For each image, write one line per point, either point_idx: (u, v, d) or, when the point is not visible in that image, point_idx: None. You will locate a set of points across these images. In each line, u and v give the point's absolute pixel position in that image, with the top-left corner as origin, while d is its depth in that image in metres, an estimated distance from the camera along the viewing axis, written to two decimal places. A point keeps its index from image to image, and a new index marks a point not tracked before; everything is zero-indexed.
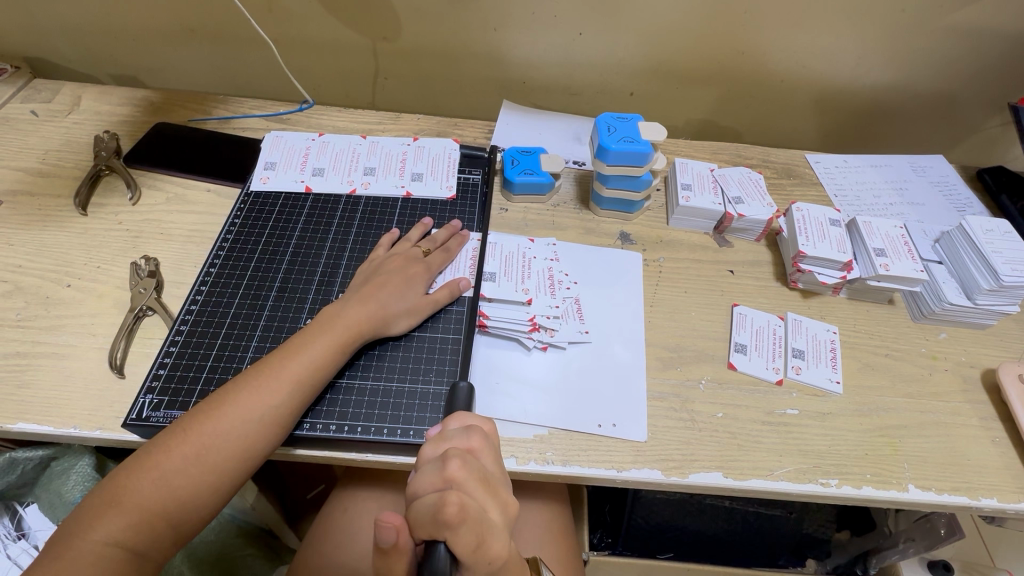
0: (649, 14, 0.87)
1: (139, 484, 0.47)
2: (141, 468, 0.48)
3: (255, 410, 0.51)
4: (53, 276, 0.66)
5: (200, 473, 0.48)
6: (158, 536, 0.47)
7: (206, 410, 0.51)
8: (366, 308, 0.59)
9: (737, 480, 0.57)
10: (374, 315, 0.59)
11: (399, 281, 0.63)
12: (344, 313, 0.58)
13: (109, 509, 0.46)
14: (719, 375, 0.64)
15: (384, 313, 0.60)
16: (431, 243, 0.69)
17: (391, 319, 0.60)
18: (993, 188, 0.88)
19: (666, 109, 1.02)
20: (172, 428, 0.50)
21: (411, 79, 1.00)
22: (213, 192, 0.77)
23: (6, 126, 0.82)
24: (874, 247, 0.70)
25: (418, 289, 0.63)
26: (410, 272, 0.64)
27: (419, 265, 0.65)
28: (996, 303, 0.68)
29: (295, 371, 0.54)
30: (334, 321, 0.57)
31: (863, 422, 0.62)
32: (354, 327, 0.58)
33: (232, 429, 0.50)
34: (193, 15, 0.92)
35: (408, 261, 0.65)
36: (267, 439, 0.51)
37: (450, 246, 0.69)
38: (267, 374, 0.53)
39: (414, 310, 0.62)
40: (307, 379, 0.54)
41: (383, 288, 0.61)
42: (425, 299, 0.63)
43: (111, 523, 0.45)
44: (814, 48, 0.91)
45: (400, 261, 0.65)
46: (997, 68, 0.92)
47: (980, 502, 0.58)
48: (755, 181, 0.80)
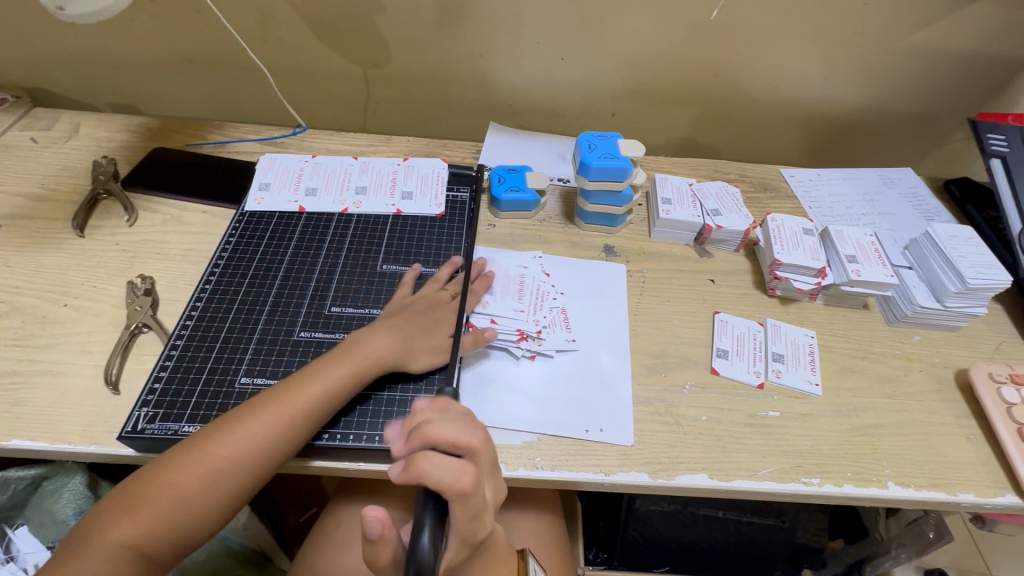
0: (626, 39, 0.92)
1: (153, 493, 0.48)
2: (160, 476, 0.49)
3: (256, 436, 0.51)
4: (50, 296, 0.67)
5: (201, 484, 0.49)
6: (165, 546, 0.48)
7: (228, 423, 0.52)
8: (388, 341, 0.60)
9: (722, 481, 0.58)
10: (394, 348, 0.60)
11: (426, 323, 0.64)
12: (362, 343, 0.59)
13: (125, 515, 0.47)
14: (702, 380, 0.66)
15: (398, 343, 0.61)
16: (436, 282, 0.69)
17: (411, 355, 0.61)
18: (960, 199, 0.92)
19: (647, 129, 1.06)
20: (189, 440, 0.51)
21: (401, 104, 1.03)
22: (208, 213, 0.79)
23: (6, 152, 0.84)
24: (846, 254, 0.73)
25: (444, 330, 0.63)
26: (437, 314, 0.65)
27: (445, 309, 0.66)
28: (964, 305, 0.71)
29: (298, 404, 0.54)
30: (354, 351, 0.59)
31: (842, 422, 0.64)
32: (370, 359, 0.58)
33: (217, 463, 0.50)
34: (191, 46, 0.96)
35: (435, 302, 0.66)
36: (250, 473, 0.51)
37: (439, 275, 0.70)
38: (271, 403, 0.53)
39: (438, 347, 0.62)
40: (302, 412, 0.54)
41: (407, 321, 0.63)
42: (450, 341, 0.63)
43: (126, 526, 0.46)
44: (783, 70, 0.96)
45: (428, 300, 0.66)
46: (956, 86, 0.97)
47: (958, 497, 0.59)
48: (732, 195, 0.83)
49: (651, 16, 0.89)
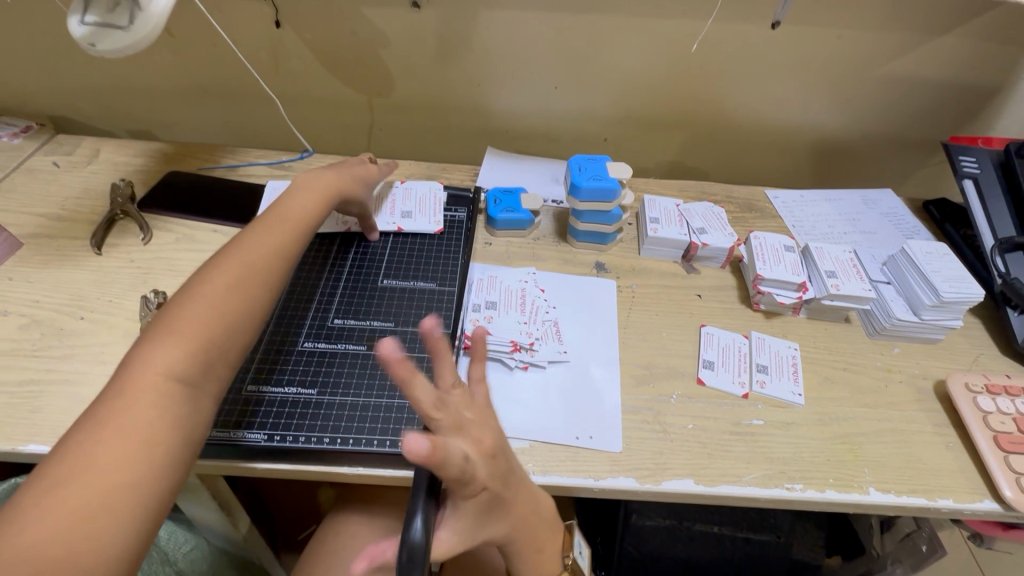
0: (616, 69, 0.97)
1: (143, 364, 0.44)
2: (140, 365, 0.44)
3: (239, 275, 0.54)
4: (67, 310, 0.71)
5: (203, 401, 0.46)
6: (188, 401, 0.45)
7: (180, 299, 0.51)
8: (312, 196, 0.69)
9: (708, 486, 0.60)
10: (314, 203, 0.68)
11: (333, 176, 0.73)
12: (290, 203, 0.66)
13: (118, 397, 0.42)
14: (689, 390, 0.69)
15: (313, 190, 0.69)
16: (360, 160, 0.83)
17: (325, 206, 0.69)
18: (938, 218, 0.95)
19: (637, 152, 1.11)
20: (149, 328, 0.48)
21: (403, 130, 1.09)
22: (219, 233, 0.83)
23: (30, 176, 0.89)
24: (825, 269, 0.76)
25: (353, 190, 0.75)
26: (345, 174, 0.76)
27: (350, 173, 0.77)
28: (941, 318, 0.74)
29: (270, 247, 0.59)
30: (280, 211, 0.65)
31: (824, 431, 0.66)
32: (297, 210, 0.66)
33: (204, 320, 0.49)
34: (206, 77, 1.02)
35: (344, 167, 0.78)
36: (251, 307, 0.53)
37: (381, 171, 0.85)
38: (236, 253, 0.57)
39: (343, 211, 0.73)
40: (283, 250, 0.60)
41: (318, 181, 0.71)
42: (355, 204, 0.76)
43: (134, 400, 0.42)
44: (765, 97, 1.01)
45: (338, 170, 0.77)
46: (931, 111, 1.02)
47: (937, 503, 0.61)
48: (718, 214, 0.87)
49: (638, 47, 0.94)
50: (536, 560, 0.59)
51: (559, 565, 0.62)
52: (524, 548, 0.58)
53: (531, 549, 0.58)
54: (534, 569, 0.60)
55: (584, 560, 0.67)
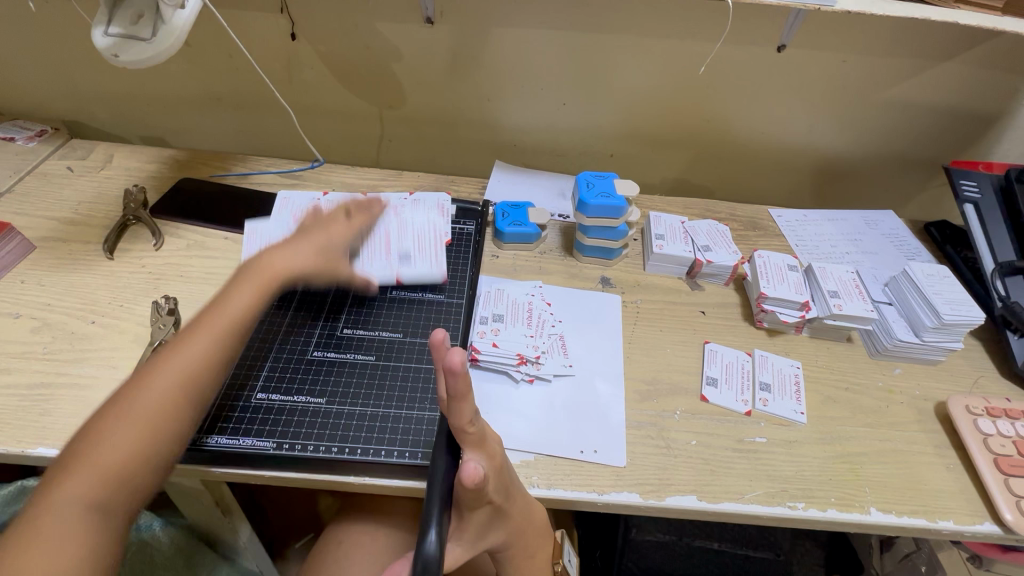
0: (623, 87, 0.99)
1: (85, 457, 0.47)
2: (99, 435, 0.48)
3: (189, 355, 0.55)
4: (79, 313, 0.72)
5: (153, 465, 0.49)
6: (123, 488, 0.47)
7: (135, 378, 0.53)
8: (286, 256, 0.67)
9: (711, 503, 0.61)
10: (289, 263, 0.66)
11: (315, 233, 0.71)
12: (261, 263, 0.65)
13: (64, 479, 0.46)
14: (692, 406, 0.69)
15: (296, 254, 0.67)
16: (354, 207, 0.78)
17: (303, 265, 0.67)
18: (939, 240, 0.97)
19: (642, 169, 1.12)
20: (99, 410, 0.51)
21: (412, 141, 1.10)
22: (229, 240, 0.84)
23: (44, 179, 0.91)
24: (828, 289, 0.77)
25: (335, 244, 0.72)
26: (331, 228, 0.72)
27: (339, 223, 0.74)
28: (942, 340, 0.75)
29: (220, 318, 0.58)
30: (250, 272, 0.64)
31: (827, 450, 0.67)
32: (269, 271, 0.64)
33: (165, 385, 0.52)
34: (220, 86, 1.04)
35: (331, 218, 0.74)
36: (212, 366, 0.55)
37: (372, 210, 0.79)
38: (193, 329, 0.57)
39: (331, 269, 0.70)
40: (238, 322, 0.59)
41: (301, 241, 0.69)
42: (344, 265, 0.71)
43: (67, 491, 0.45)
44: (770, 118, 1.03)
45: (320, 219, 0.73)
46: (932, 135, 1.04)
47: (938, 524, 0.62)
48: (722, 232, 0.89)
49: (646, 66, 0.96)
50: (528, 564, 0.60)
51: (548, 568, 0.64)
52: (520, 555, 0.59)
53: (525, 557, 0.59)
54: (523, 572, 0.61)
55: (572, 567, 0.68)
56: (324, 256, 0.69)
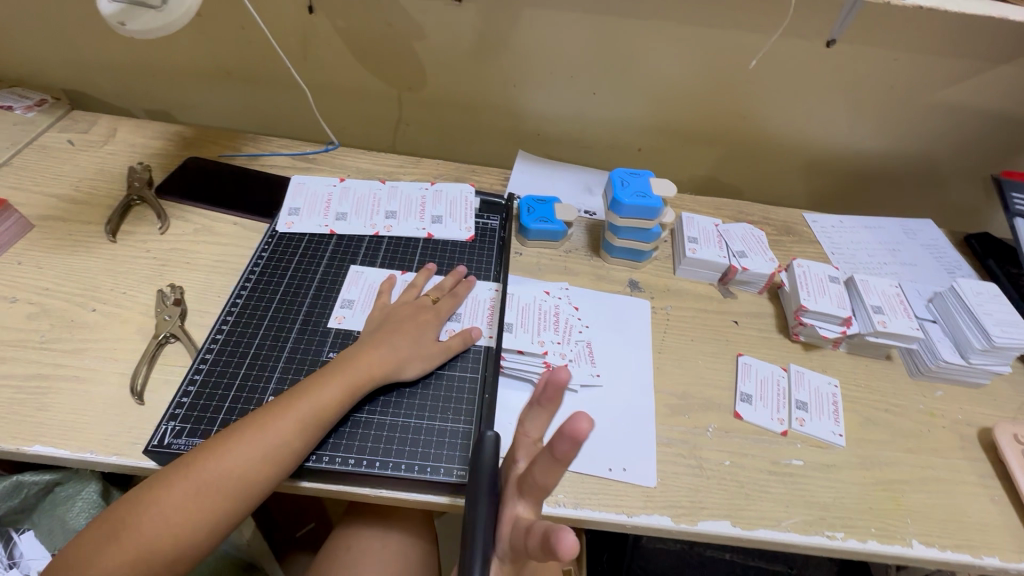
0: (658, 78, 0.93)
1: (134, 526, 0.47)
2: (152, 504, 0.48)
3: (261, 449, 0.51)
4: (79, 300, 0.68)
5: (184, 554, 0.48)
6: (153, 574, 0.46)
7: (210, 447, 0.51)
8: (380, 354, 0.60)
9: (745, 530, 0.58)
10: (387, 360, 0.60)
11: (408, 326, 0.64)
12: (359, 356, 0.59)
13: (109, 543, 0.46)
14: (725, 424, 0.66)
15: (393, 355, 0.61)
16: (439, 291, 0.70)
17: (401, 365, 0.61)
18: (980, 253, 0.92)
19: (671, 165, 1.08)
20: (173, 465, 0.50)
21: (432, 127, 1.05)
22: (239, 225, 0.80)
23: (42, 153, 0.86)
24: (872, 304, 0.73)
25: (429, 336, 0.64)
26: (420, 320, 0.65)
27: (428, 313, 0.66)
28: (989, 363, 0.71)
29: (302, 410, 0.54)
30: (346, 363, 0.58)
31: (866, 476, 0.63)
32: (367, 370, 0.58)
33: (230, 472, 0.50)
34: (232, 59, 0.98)
35: (417, 309, 0.66)
36: (263, 481, 0.51)
37: (457, 291, 0.70)
38: (275, 412, 0.53)
39: (427, 358, 0.63)
40: (314, 420, 0.54)
41: (395, 334, 0.62)
42: (436, 346, 0.64)
43: (109, 558, 0.45)
44: (810, 117, 0.98)
45: (409, 309, 0.66)
46: (979, 142, 0.99)
47: (983, 560, 0.59)
48: (757, 237, 0.84)
49: (684, 57, 0.90)
50: None
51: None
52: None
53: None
54: None
55: None
56: (415, 352, 0.62)
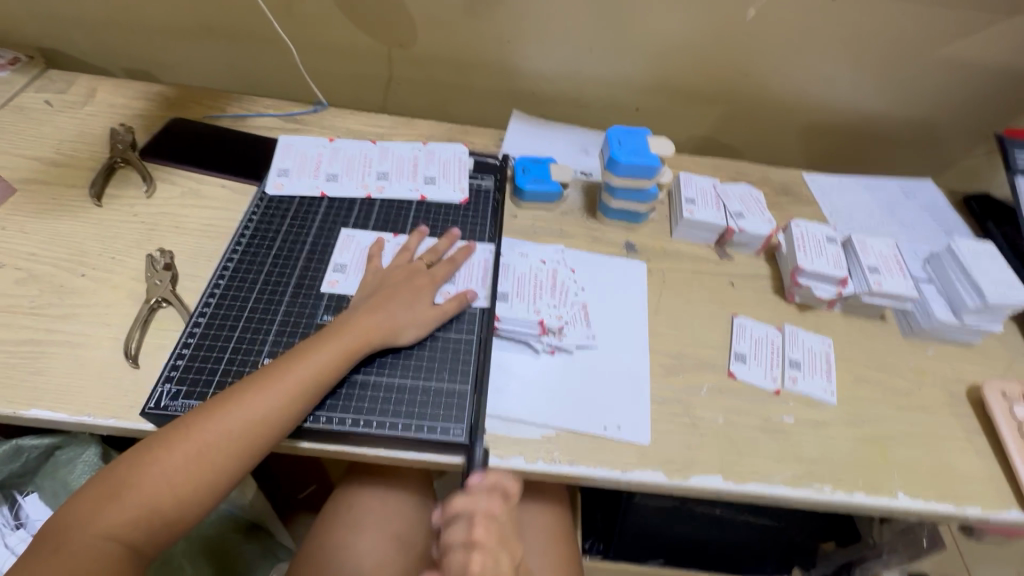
0: (658, 33, 0.90)
1: (136, 485, 0.47)
2: (149, 467, 0.48)
3: (260, 411, 0.52)
4: (67, 265, 0.66)
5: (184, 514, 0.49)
6: (156, 531, 0.48)
7: (208, 409, 0.51)
8: (376, 319, 0.60)
9: (736, 484, 0.59)
10: (384, 325, 0.60)
11: (402, 291, 0.63)
12: (354, 322, 0.59)
13: (108, 503, 0.47)
14: (719, 383, 0.66)
15: (390, 320, 0.60)
16: (434, 254, 0.69)
17: (400, 329, 0.61)
18: (979, 214, 0.92)
19: (670, 125, 1.05)
20: (171, 426, 0.51)
21: (423, 85, 1.02)
22: (227, 188, 0.78)
23: (20, 115, 0.82)
24: (868, 264, 0.73)
25: (425, 300, 0.64)
26: (416, 284, 0.64)
27: (423, 277, 0.66)
28: (981, 322, 0.72)
29: (301, 373, 0.54)
30: (343, 328, 0.58)
31: (856, 432, 0.65)
32: (364, 336, 0.58)
33: (228, 434, 0.50)
34: (214, 14, 0.94)
35: (412, 273, 0.66)
36: (261, 443, 0.52)
37: (455, 256, 0.69)
38: (273, 376, 0.54)
39: (425, 322, 0.62)
40: (313, 382, 0.54)
41: (390, 300, 0.62)
42: (433, 310, 0.63)
43: (110, 517, 0.46)
44: (812, 74, 0.95)
45: (404, 272, 0.66)
46: (983, 100, 0.97)
47: (965, 510, 0.60)
48: (755, 198, 0.83)
49: (685, 10, 0.87)
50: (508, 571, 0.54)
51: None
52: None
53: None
54: None
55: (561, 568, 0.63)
56: (410, 318, 0.62)
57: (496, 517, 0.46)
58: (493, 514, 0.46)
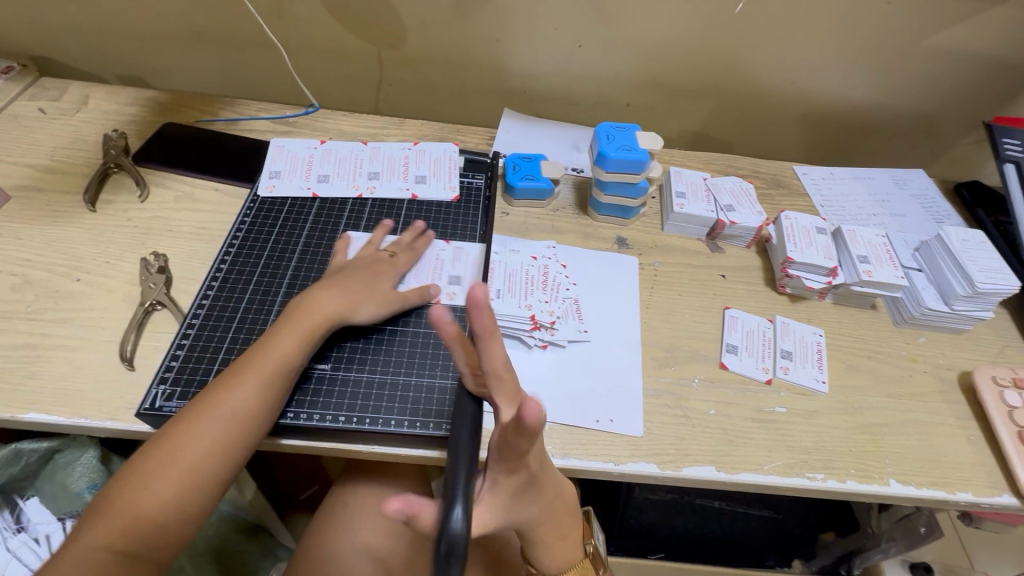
0: (646, 29, 0.91)
1: (122, 498, 0.48)
2: (128, 481, 0.49)
3: (230, 409, 0.52)
4: (62, 270, 0.67)
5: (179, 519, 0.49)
6: (150, 539, 0.48)
7: (178, 417, 0.52)
8: (334, 299, 0.60)
9: (729, 474, 0.59)
10: (341, 305, 0.60)
11: (363, 276, 0.64)
12: (314, 304, 0.59)
13: (97, 517, 0.47)
14: (712, 374, 0.67)
15: (348, 300, 0.61)
16: (397, 245, 0.70)
17: (359, 309, 0.61)
18: (970, 201, 0.92)
19: (661, 121, 1.05)
20: (146, 440, 0.51)
21: (414, 86, 1.02)
22: (220, 191, 0.78)
23: (14, 123, 0.83)
24: (858, 254, 0.74)
25: (385, 282, 0.65)
26: (376, 269, 0.65)
27: (384, 264, 0.66)
28: (971, 308, 0.72)
29: (264, 366, 0.55)
30: (299, 312, 0.59)
31: (848, 420, 0.65)
32: (321, 318, 0.59)
33: (201, 434, 0.51)
34: (205, 19, 0.94)
35: (372, 261, 0.67)
36: (235, 436, 0.52)
37: (417, 245, 0.70)
38: (236, 373, 0.54)
39: (385, 302, 0.63)
40: (276, 372, 0.55)
41: (348, 282, 0.63)
42: (393, 291, 0.64)
43: (99, 530, 0.47)
44: (801, 66, 0.95)
45: (366, 261, 0.66)
46: (972, 89, 0.97)
47: (958, 496, 0.61)
48: (745, 190, 0.84)
49: (672, 5, 0.87)
50: (558, 546, 0.58)
51: (580, 551, 0.60)
52: (549, 535, 0.56)
53: (555, 535, 0.56)
54: (552, 555, 0.58)
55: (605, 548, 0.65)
56: (372, 300, 0.62)
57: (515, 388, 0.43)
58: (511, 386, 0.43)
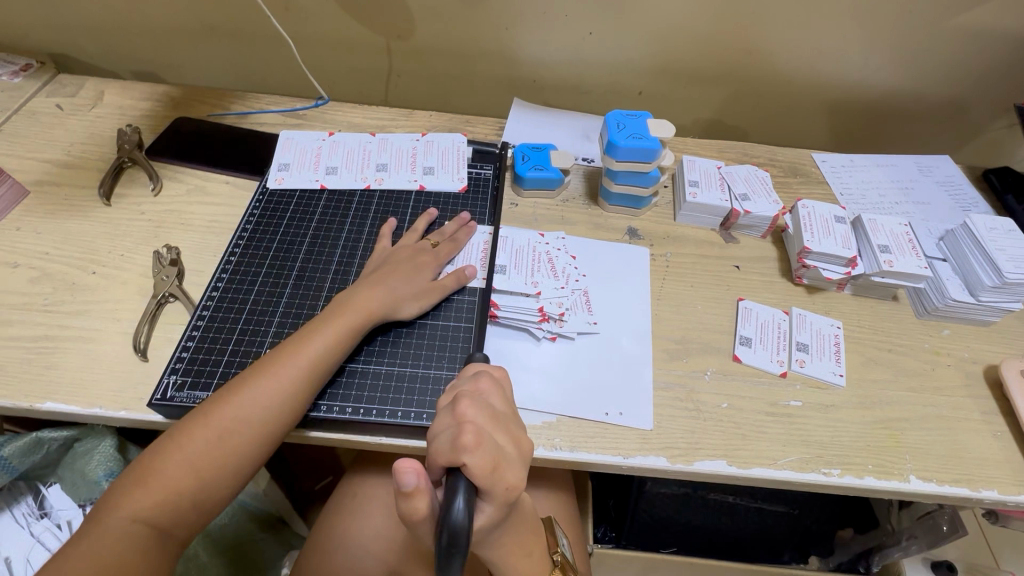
0: (657, 15, 0.88)
1: (162, 471, 0.48)
2: (170, 455, 0.49)
3: (272, 398, 0.52)
4: (78, 263, 0.68)
5: (209, 498, 0.50)
6: (182, 514, 0.49)
7: (221, 397, 0.52)
8: (378, 293, 0.61)
9: (740, 469, 0.58)
10: (384, 299, 0.61)
11: (404, 268, 0.64)
12: (356, 297, 0.60)
13: (137, 488, 0.48)
14: (724, 367, 0.65)
15: (393, 297, 0.61)
16: (440, 236, 0.70)
17: (402, 302, 0.62)
18: (999, 188, 0.88)
19: (674, 109, 1.03)
20: (190, 415, 0.52)
21: (424, 77, 1.02)
22: (231, 184, 0.79)
23: (32, 119, 0.85)
24: (878, 244, 0.71)
25: (427, 276, 0.65)
26: (418, 261, 0.66)
27: (427, 255, 0.67)
28: (999, 300, 0.69)
29: (309, 356, 0.55)
30: (345, 306, 0.59)
31: (866, 415, 0.63)
32: (366, 309, 0.59)
33: (244, 417, 0.51)
34: (216, 15, 0.95)
35: (416, 251, 0.67)
36: (277, 424, 0.53)
37: (457, 236, 0.70)
38: (282, 359, 0.55)
39: (424, 295, 0.64)
40: (320, 362, 0.55)
41: (389, 275, 0.63)
42: (432, 285, 0.65)
43: (138, 501, 0.47)
44: (820, 50, 0.92)
45: (408, 251, 0.67)
46: (1002, 70, 0.93)
47: (981, 494, 0.59)
48: (762, 178, 0.82)
49: None
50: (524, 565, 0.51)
51: (546, 563, 0.54)
52: (512, 552, 0.50)
53: (519, 555, 0.50)
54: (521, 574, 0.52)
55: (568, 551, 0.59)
56: (414, 293, 0.63)
57: (490, 399, 0.47)
58: (484, 396, 0.47)
